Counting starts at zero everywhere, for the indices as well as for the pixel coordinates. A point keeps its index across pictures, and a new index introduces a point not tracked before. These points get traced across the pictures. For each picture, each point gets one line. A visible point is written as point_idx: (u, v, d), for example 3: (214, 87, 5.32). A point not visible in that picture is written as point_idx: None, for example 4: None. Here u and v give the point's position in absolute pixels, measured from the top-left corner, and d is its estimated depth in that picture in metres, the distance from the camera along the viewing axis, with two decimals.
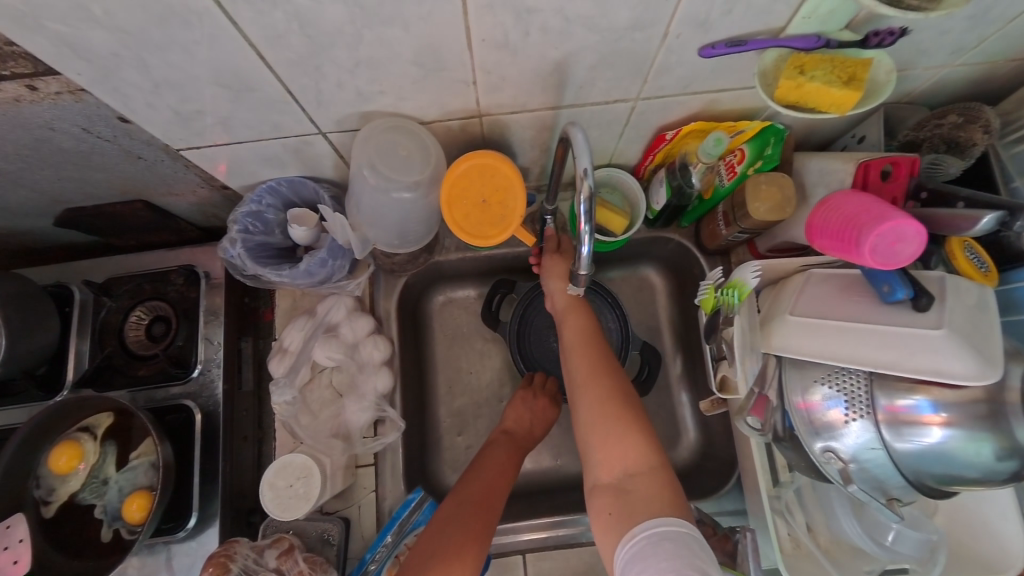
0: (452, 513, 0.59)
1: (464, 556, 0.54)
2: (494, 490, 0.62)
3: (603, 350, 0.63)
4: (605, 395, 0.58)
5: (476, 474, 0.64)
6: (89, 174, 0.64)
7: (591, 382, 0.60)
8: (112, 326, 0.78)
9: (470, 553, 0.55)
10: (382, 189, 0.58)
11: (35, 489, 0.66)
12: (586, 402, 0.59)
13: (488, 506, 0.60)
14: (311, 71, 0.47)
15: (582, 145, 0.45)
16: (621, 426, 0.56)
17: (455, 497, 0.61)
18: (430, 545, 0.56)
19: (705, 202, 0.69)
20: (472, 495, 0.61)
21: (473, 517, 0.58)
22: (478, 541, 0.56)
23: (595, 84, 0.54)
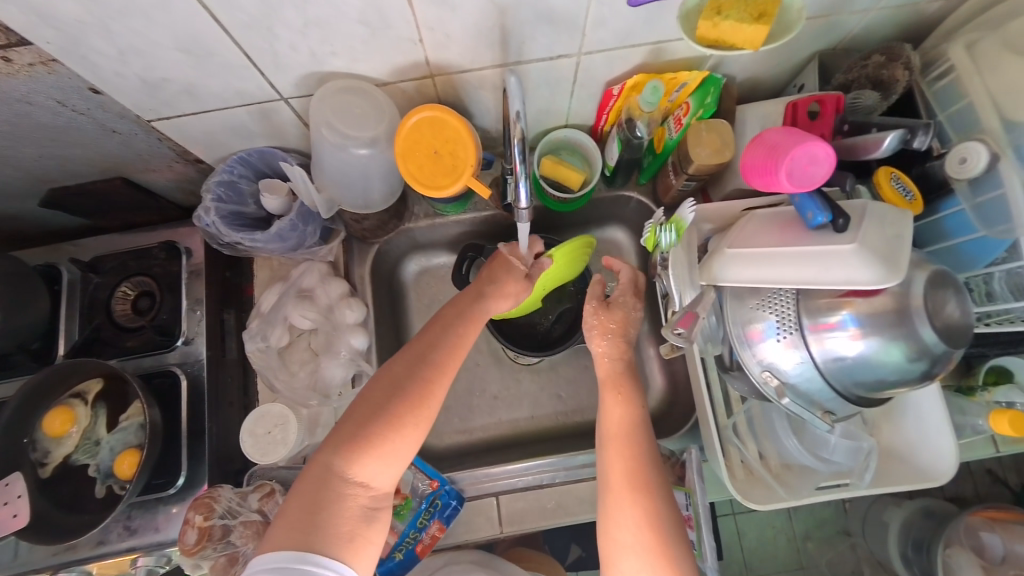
0: (393, 385, 0.59)
1: (400, 432, 0.56)
2: (445, 366, 0.62)
3: (650, 449, 0.59)
4: (651, 518, 0.54)
5: (434, 337, 0.63)
6: (68, 150, 0.68)
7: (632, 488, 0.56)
8: (100, 301, 0.81)
9: (405, 431, 0.57)
10: (341, 146, 0.61)
11: (31, 451, 0.70)
12: (627, 516, 0.55)
13: (434, 383, 0.60)
14: (264, 33, 0.50)
15: (514, 88, 0.48)
16: (666, 561, 0.52)
17: (399, 368, 0.60)
18: (362, 415, 0.57)
19: (658, 155, 0.72)
20: (420, 367, 0.60)
21: (406, 391, 0.58)
22: (417, 419, 0.58)
23: (537, 40, 0.57)
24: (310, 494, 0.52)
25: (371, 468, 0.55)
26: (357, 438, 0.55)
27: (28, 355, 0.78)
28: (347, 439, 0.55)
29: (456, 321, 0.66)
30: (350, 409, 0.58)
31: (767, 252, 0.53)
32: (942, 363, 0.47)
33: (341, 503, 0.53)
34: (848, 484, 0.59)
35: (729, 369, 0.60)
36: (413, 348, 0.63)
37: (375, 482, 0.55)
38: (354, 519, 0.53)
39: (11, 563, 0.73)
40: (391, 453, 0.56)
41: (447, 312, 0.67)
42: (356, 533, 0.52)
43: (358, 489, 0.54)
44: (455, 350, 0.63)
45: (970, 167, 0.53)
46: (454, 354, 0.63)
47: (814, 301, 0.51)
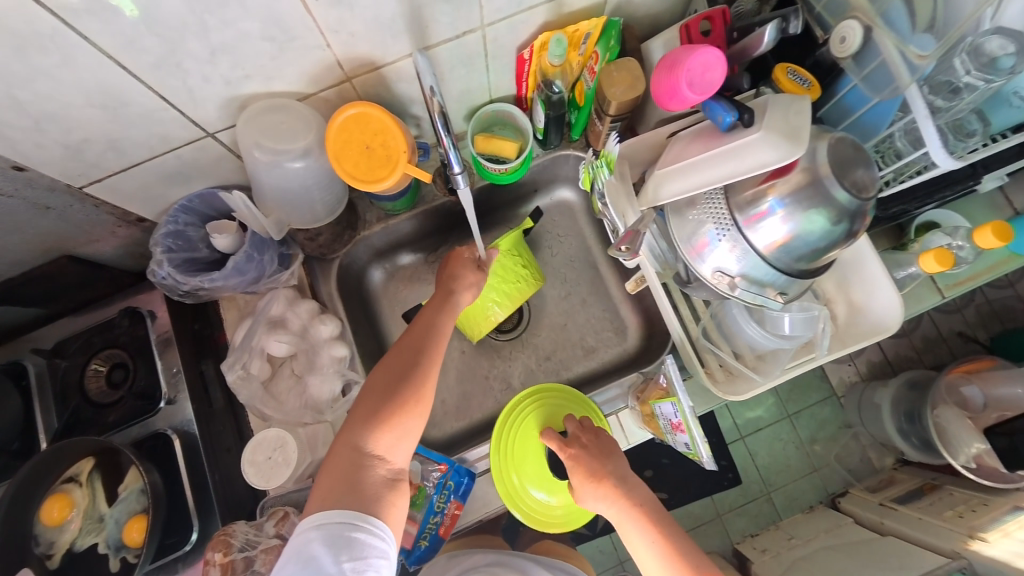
0: (397, 373, 0.62)
1: (407, 410, 0.60)
2: (438, 352, 0.65)
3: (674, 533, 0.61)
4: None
5: (418, 329, 0.66)
6: (4, 238, 0.67)
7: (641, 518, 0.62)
8: (72, 384, 0.80)
9: (411, 409, 0.61)
10: (275, 163, 0.63)
11: (35, 546, 0.68)
12: None
13: (427, 370, 0.63)
14: (173, 70, 0.52)
15: (423, 64, 0.52)
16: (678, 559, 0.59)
17: (397, 358, 0.64)
18: (378, 394, 0.61)
19: (581, 108, 0.77)
20: (414, 355, 0.64)
21: (409, 380, 0.62)
22: (417, 395, 0.61)
23: (439, 21, 0.60)
24: (339, 469, 0.57)
25: (388, 441, 0.59)
26: (381, 410, 0.59)
27: (11, 457, 0.76)
28: (366, 419, 0.59)
29: (435, 322, 0.67)
30: (361, 392, 0.62)
31: (692, 163, 0.57)
32: (859, 219, 0.52)
33: (367, 472, 0.57)
34: (813, 355, 0.64)
35: (688, 282, 0.65)
36: (410, 340, 0.65)
37: (394, 457, 0.59)
38: (382, 488, 0.57)
39: None
40: (402, 429, 0.60)
41: (427, 311, 0.68)
42: (384, 501, 0.57)
43: (380, 461, 0.59)
44: (440, 339, 0.66)
45: (849, 44, 0.59)
46: (439, 340, 0.66)
47: (742, 196, 0.55)
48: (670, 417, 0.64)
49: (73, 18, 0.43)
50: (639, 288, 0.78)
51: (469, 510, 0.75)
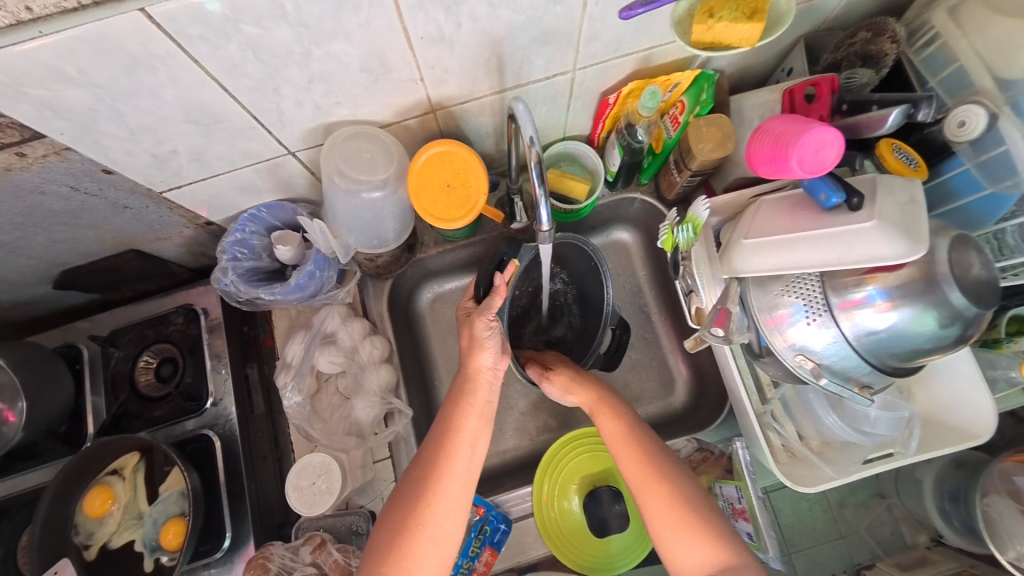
0: (403, 491, 0.57)
1: (416, 537, 0.55)
2: (445, 465, 0.57)
3: (652, 441, 0.61)
4: (675, 491, 0.56)
5: (432, 436, 0.60)
6: (80, 231, 0.68)
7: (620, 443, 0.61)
8: (122, 375, 0.81)
9: (417, 534, 0.55)
10: (353, 192, 0.62)
11: (74, 535, 0.68)
12: (655, 491, 0.57)
13: (435, 484, 0.57)
14: (270, 94, 0.52)
15: (524, 115, 0.51)
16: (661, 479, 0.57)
17: (409, 475, 0.59)
18: (391, 519, 0.56)
19: (657, 155, 0.75)
20: (418, 465, 0.59)
21: (418, 494, 0.56)
22: (426, 514, 0.55)
23: (532, 62, 0.59)
24: None
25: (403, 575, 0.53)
26: (392, 543, 0.54)
27: (57, 440, 0.77)
28: (378, 550, 0.55)
29: (450, 421, 0.60)
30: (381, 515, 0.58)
31: (783, 239, 0.54)
32: (975, 325, 0.48)
33: None
34: (895, 454, 0.60)
35: (759, 355, 0.60)
36: (421, 453, 0.60)
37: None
38: None
39: None
40: (416, 558, 0.54)
41: (445, 409, 0.62)
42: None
43: None
44: (454, 440, 0.59)
45: (970, 129, 0.55)
46: (450, 446, 0.59)
47: (840, 280, 0.52)
48: (732, 501, 0.66)
49: (187, 44, 0.43)
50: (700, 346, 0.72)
51: (502, 555, 0.73)
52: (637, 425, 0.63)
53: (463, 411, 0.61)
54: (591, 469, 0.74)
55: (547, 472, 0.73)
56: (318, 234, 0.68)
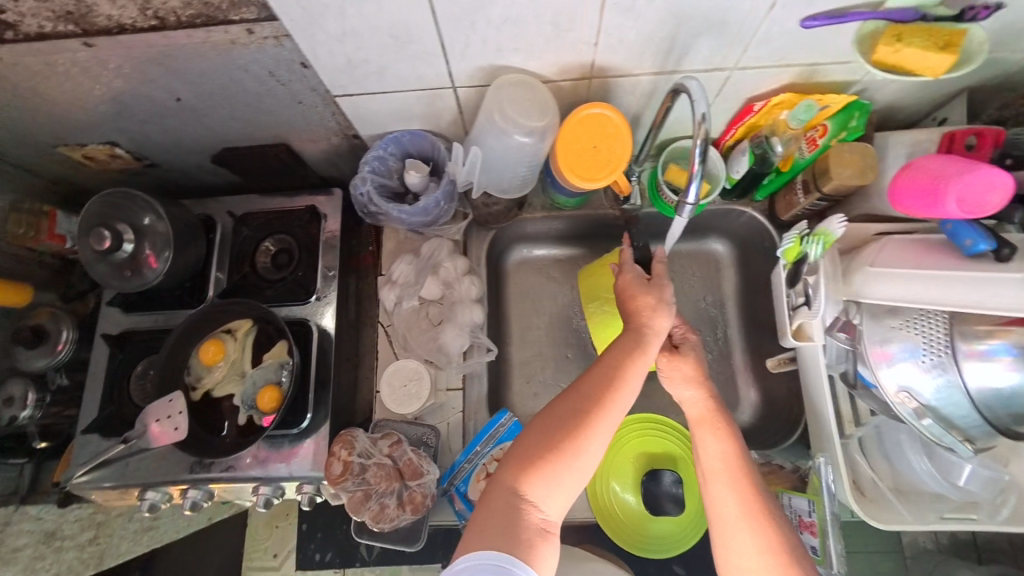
0: (554, 413, 0.57)
1: (564, 457, 0.54)
2: (607, 401, 0.57)
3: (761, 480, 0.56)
4: (780, 535, 0.51)
5: (593, 371, 0.60)
6: (255, 115, 0.77)
7: (726, 468, 0.56)
8: (246, 252, 0.90)
9: (568, 456, 0.54)
10: (506, 134, 0.67)
11: (186, 375, 0.77)
12: (751, 531, 0.52)
13: (594, 416, 0.56)
14: (466, 26, 0.57)
15: (700, 92, 0.55)
16: (763, 523, 0.52)
17: (562, 400, 0.58)
18: (537, 436, 0.56)
19: (783, 174, 0.76)
20: (575, 394, 0.58)
21: (580, 421, 0.55)
22: (577, 441, 0.54)
23: (700, 51, 0.62)
24: (497, 512, 0.51)
25: (546, 487, 0.52)
26: (540, 456, 0.54)
27: (183, 292, 0.88)
28: (521, 456, 0.55)
29: (618, 362, 0.60)
30: (524, 428, 0.58)
31: (917, 273, 0.54)
32: None
33: (519, 516, 0.51)
34: (977, 518, 0.59)
35: (853, 385, 0.62)
36: (580, 383, 0.59)
37: (546, 507, 0.53)
38: (532, 534, 0.50)
39: (129, 477, 0.78)
40: (557, 478, 0.53)
41: (613, 351, 0.61)
42: (532, 549, 0.49)
43: (531, 505, 0.52)
44: (619, 384, 0.58)
45: None
46: (615, 385, 0.58)
47: (972, 326, 0.51)
48: (801, 513, 0.65)
49: None
50: (781, 367, 0.78)
51: None
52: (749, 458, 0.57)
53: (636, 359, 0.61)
54: (649, 453, 0.76)
55: (606, 444, 0.76)
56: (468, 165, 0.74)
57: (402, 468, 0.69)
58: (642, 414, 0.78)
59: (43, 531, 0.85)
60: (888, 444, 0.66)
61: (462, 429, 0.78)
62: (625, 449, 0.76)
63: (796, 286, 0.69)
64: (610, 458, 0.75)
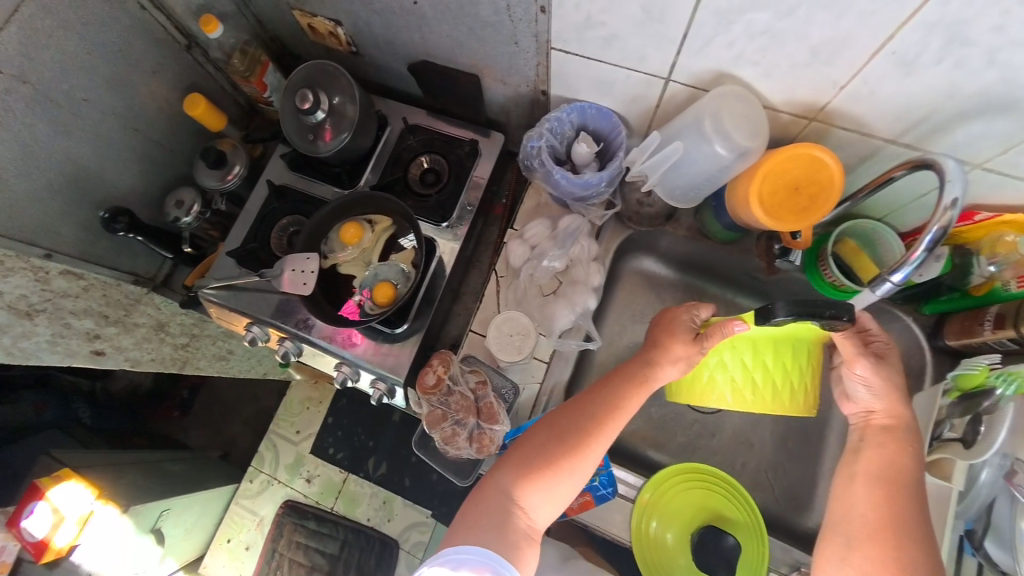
0: (556, 427, 0.61)
1: (558, 470, 0.59)
2: (604, 427, 0.61)
3: (917, 510, 0.56)
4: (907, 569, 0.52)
5: (595, 395, 0.63)
6: (468, 41, 0.81)
7: (885, 481, 0.58)
8: (402, 160, 0.97)
9: (562, 470, 0.59)
10: (711, 144, 0.65)
11: (324, 244, 0.85)
12: (870, 555, 0.54)
13: (593, 439, 0.60)
14: (723, 24, 0.55)
15: (958, 174, 0.50)
16: (891, 548, 0.54)
17: (561, 416, 0.62)
18: (537, 447, 0.61)
19: (972, 298, 0.68)
20: (578, 414, 0.62)
21: (575, 440, 0.59)
22: (573, 460, 0.59)
23: (952, 134, 0.56)
24: (489, 510, 0.57)
25: (537, 497, 0.58)
26: (536, 467, 0.59)
27: (340, 172, 0.96)
28: (520, 466, 0.60)
29: (620, 394, 0.62)
30: (526, 434, 0.63)
31: None
32: None
33: (509, 519, 0.56)
34: None
35: (978, 545, 0.59)
36: (580, 403, 0.63)
37: (537, 514, 0.58)
38: (521, 536, 0.56)
39: (245, 307, 0.88)
40: (550, 490, 0.58)
41: (616, 381, 0.64)
42: (520, 550, 0.55)
43: (522, 511, 0.57)
44: (617, 413, 0.62)
45: None
46: (613, 415, 0.61)
47: None
48: None
49: None
50: None
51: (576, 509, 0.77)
52: (911, 483, 0.58)
53: (637, 392, 0.63)
54: (705, 506, 0.73)
55: (661, 482, 0.74)
56: (650, 159, 0.73)
57: (480, 408, 0.72)
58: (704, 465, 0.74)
59: (157, 320, 1.04)
60: None
61: (533, 398, 0.80)
62: (683, 497, 0.73)
63: (951, 418, 0.63)
64: (666, 497, 0.73)
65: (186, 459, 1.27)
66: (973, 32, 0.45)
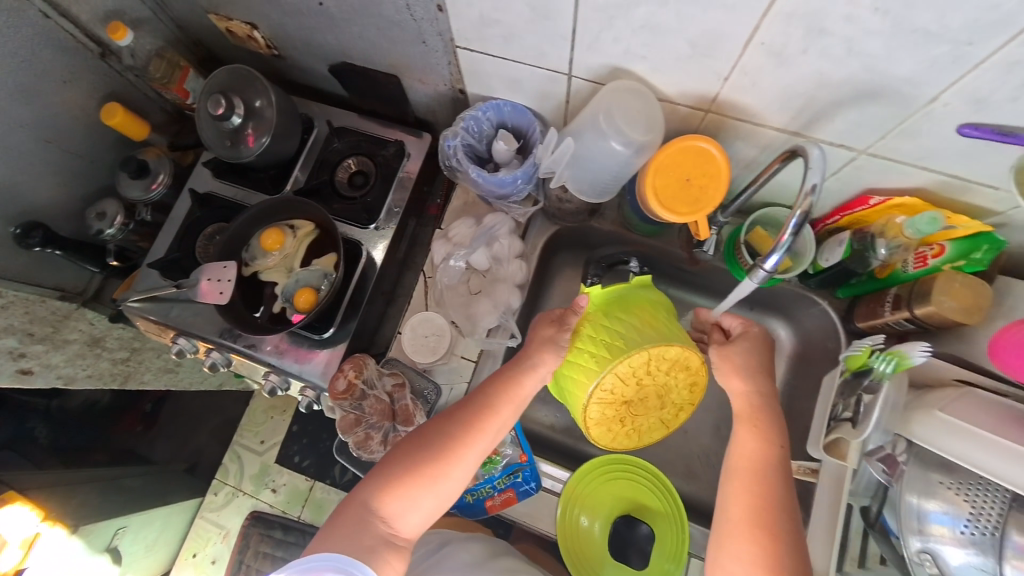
0: (425, 436, 0.62)
1: (420, 479, 0.59)
2: (470, 436, 0.62)
3: (786, 490, 0.55)
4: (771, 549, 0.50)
5: (467, 405, 0.64)
6: (380, 40, 0.80)
7: (749, 469, 0.56)
8: (330, 163, 0.95)
9: (423, 479, 0.59)
10: (606, 136, 0.66)
11: (245, 252, 0.84)
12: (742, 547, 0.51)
13: (458, 447, 0.61)
14: (605, 19, 0.56)
15: (818, 161, 0.51)
16: (757, 534, 0.52)
17: (433, 426, 0.63)
18: (405, 456, 0.61)
19: (877, 280, 0.69)
20: (448, 423, 0.63)
21: (440, 449, 0.61)
22: (436, 469, 0.60)
23: (833, 122, 0.57)
24: (350, 518, 0.58)
25: (398, 505, 0.58)
26: (401, 477, 0.60)
27: (267, 178, 0.95)
28: (386, 475, 0.60)
29: (489, 402, 0.63)
30: (399, 444, 0.64)
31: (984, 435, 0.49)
32: None
33: (366, 526, 0.57)
34: None
35: (872, 524, 0.59)
36: (452, 413, 0.64)
37: (400, 523, 0.58)
38: (377, 544, 0.56)
39: (170, 319, 0.87)
40: (412, 499, 0.59)
41: (488, 389, 0.65)
42: (372, 557, 0.55)
43: (382, 520, 0.58)
44: (484, 421, 0.62)
45: None
46: (480, 423, 0.62)
47: None
48: None
49: None
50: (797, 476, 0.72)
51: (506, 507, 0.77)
52: (780, 467, 0.56)
53: (508, 399, 0.64)
54: (626, 498, 0.75)
55: (585, 477, 0.75)
56: (557, 155, 0.73)
57: (396, 411, 0.75)
58: (629, 458, 0.76)
59: (90, 336, 0.98)
60: None
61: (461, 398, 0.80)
62: (606, 490, 0.75)
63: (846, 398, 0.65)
64: (591, 490, 0.74)
65: (147, 474, 1.18)
66: (827, 22, 0.46)
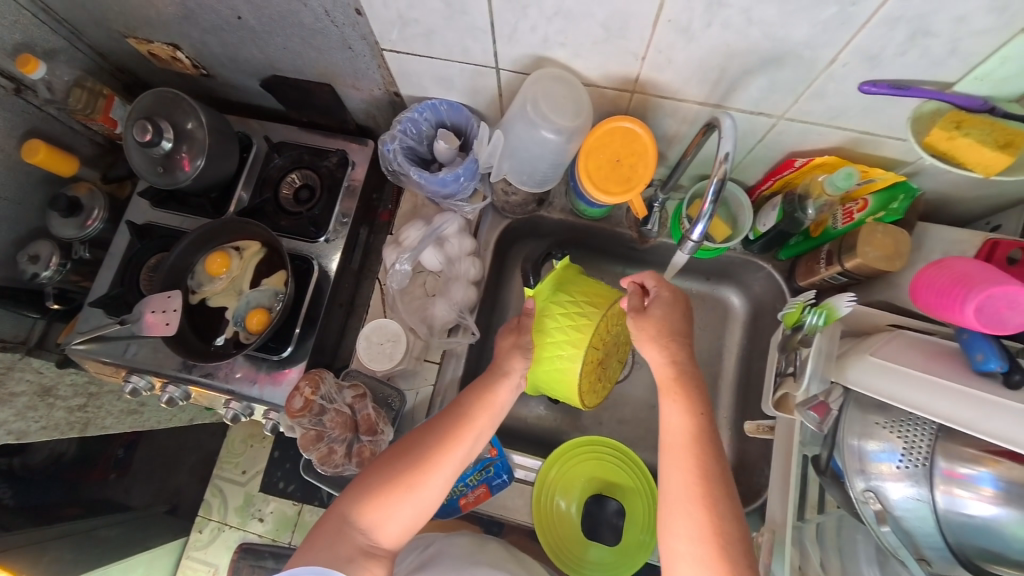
0: (404, 446, 0.62)
1: (397, 489, 0.59)
2: (447, 443, 0.61)
3: (717, 459, 0.57)
4: (715, 522, 0.53)
5: (445, 414, 0.65)
6: (305, 50, 0.79)
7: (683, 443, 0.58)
8: (272, 179, 0.93)
9: (399, 489, 0.59)
10: (536, 125, 0.67)
11: (190, 279, 0.81)
12: (688, 521, 0.54)
13: (436, 456, 0.61)
14: (518, 9, 0.56)
15: (730, 131, 0.54)
16: (704, 506, 0.54)
17: (412, 436, 0.63)
18: (384, 466, 0.61)
19: (811, 239, 0.72)
20: (426, 433, 0.63)
21: (416, 458, 0.60)
22: (412, 478, 0.59)
23: (748, 90, 0.60)
24: (329, 531, 0.58)
25: (376, 516, 0.58)
26: (379, 487, 0.59)
27: (207, 201, 0.92)
28: (365, 486, 0.60)
29: (467, 410, 0.64)
30: (379, 456, 0.63)
31: (911, 373, 0.52)
32: None
33: (344, 538, 0.57)
34: None
35: (823, 471, 0.61)
36: (431, 422, 0.64)
37: (378, 534, 0.58)
38: (355, 555, 0.56)
39: (121, 357, 0.84)
40: (389, 508, 0.58)
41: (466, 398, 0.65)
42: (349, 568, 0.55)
43: (361, 531, 0.58)
44: (462, 428, 0.63)
45: None
46: (457, 431, 0.62)
47: (956, 447, 0.49)
48: None
49: None
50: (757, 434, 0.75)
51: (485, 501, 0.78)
52: (711, 436, 0.58)
53: (485, 407, 0.64)
54: (598, 478, 0.76)
55: (557, 461, 0.76)
56: (492, 148, 0.74)
57: (359, 421, 0.73)
58: (595, 436, 0.78)
59: (39, 385, 0.91)
60: (842, 545, 0.61)
61: (429, 400, 0.80)
62: (577, 471, 0.76)
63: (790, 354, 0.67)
64: (564, 473, 0.76)
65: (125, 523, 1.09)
66: None
